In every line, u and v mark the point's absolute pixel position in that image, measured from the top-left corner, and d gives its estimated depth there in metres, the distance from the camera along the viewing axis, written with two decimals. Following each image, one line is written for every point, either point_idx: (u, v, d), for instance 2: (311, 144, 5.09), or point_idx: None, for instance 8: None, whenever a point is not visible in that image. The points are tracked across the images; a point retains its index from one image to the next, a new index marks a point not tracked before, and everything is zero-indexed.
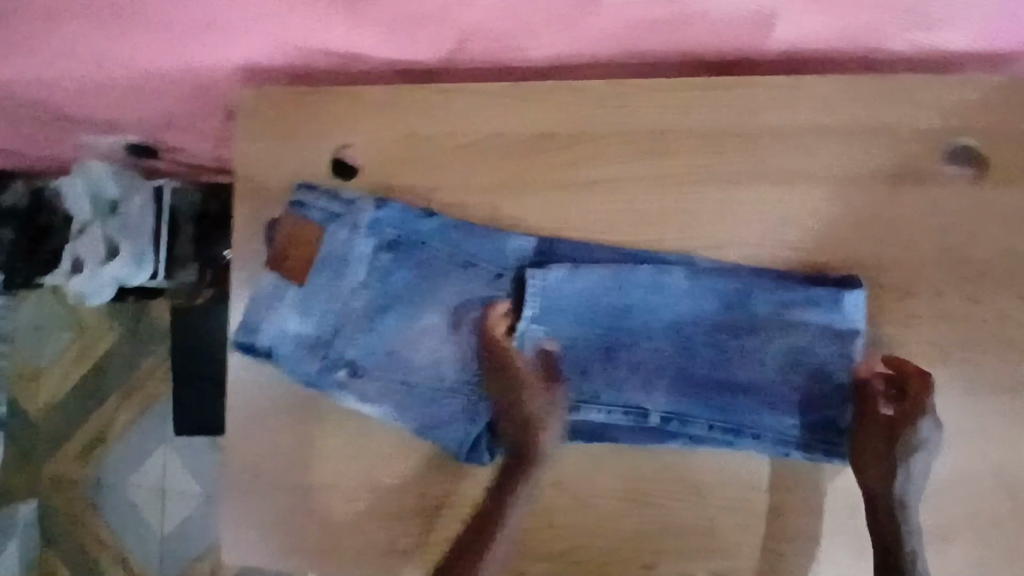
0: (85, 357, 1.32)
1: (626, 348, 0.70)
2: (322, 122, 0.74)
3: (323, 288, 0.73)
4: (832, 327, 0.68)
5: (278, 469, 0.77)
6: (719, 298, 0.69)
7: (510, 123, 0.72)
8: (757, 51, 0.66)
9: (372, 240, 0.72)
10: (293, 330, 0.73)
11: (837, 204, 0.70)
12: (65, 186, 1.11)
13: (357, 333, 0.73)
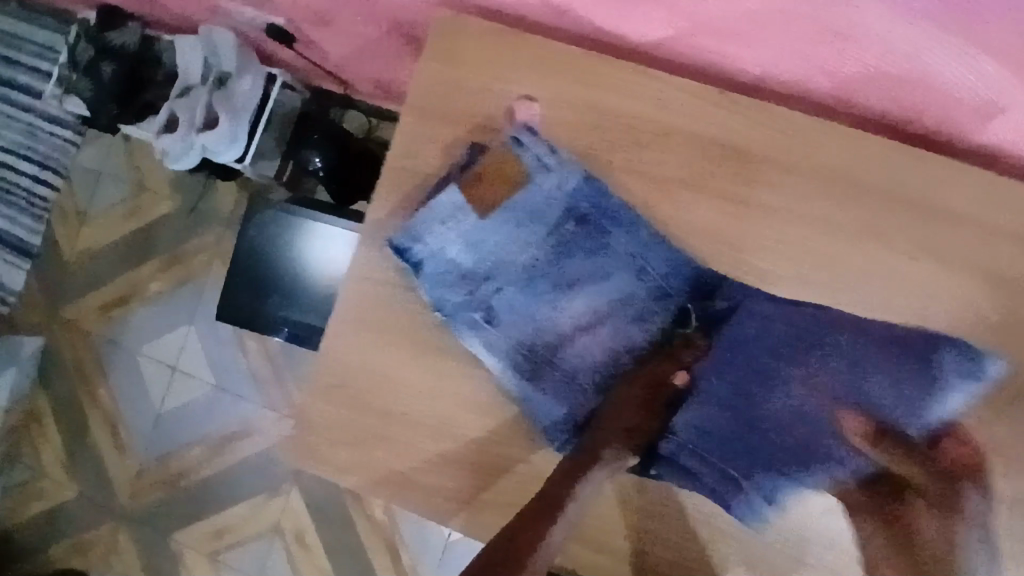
0: (136, 216, 1.30)
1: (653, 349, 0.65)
2: (483, 60, 0.65)
3: (501, 232, 0.65)
4: (919, 378, 0.61)
5: (358, 405, 0.68)
6: (785, 333, 0.64)
7: (702, 123, 0.63)
8: (963, 139, 0.61)
9: (565, 208, 0.65)
10: (452, 256, 0.65)
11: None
12: (182, 44, 1.08)
13: (509, 286, 0.66)
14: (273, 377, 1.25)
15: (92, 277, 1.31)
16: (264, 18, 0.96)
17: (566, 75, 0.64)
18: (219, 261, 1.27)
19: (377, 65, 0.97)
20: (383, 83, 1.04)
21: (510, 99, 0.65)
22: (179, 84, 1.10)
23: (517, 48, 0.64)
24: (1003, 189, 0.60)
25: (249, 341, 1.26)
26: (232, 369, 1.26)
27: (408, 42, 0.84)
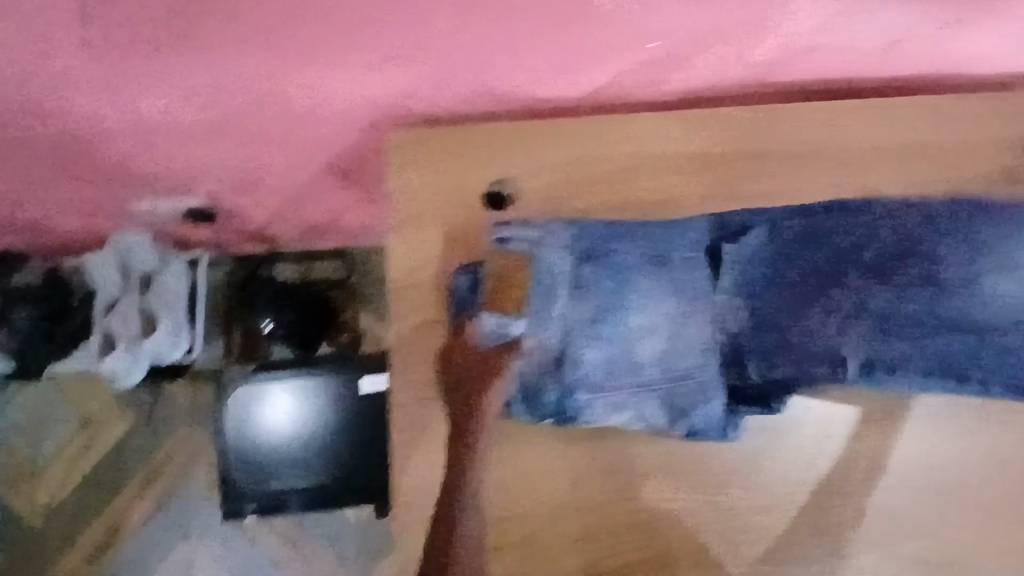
0: (90, 451, 1.20)
1: (578, 351, 0.61)
2: (453, 162, 0.66)
3: (613, 301, 0.62)
4: (649, 252, 0.63)
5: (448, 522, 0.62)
6: (586, 279, 0.62)
7: (665, 146, 0.65)
8: (870, 74, 0.66)
9: (637, 252, 0.63)
10: (597, 354, 0.61)
11: None
12: (91, 262, 1.03)
13: (677, 335, 0.62)
14: (297, 552, 1.18)
15: (64, 533, 1.19)
16: (179, 203, 0.93)
17: (523, 148, 0.66)
18: (196, 460, 1.19)
19: (305, 205, 0.96)
20: (310, 223, 1.03)
21: (488, 185, 0.66)
22: (99, 301, 1.05)
23: (470, 138, 0.66)
24: (953, 106, 0.64)
25: (258, 528, 1.18)
26: (250, 562, 1.18)
27: (339, 173, 0.85)
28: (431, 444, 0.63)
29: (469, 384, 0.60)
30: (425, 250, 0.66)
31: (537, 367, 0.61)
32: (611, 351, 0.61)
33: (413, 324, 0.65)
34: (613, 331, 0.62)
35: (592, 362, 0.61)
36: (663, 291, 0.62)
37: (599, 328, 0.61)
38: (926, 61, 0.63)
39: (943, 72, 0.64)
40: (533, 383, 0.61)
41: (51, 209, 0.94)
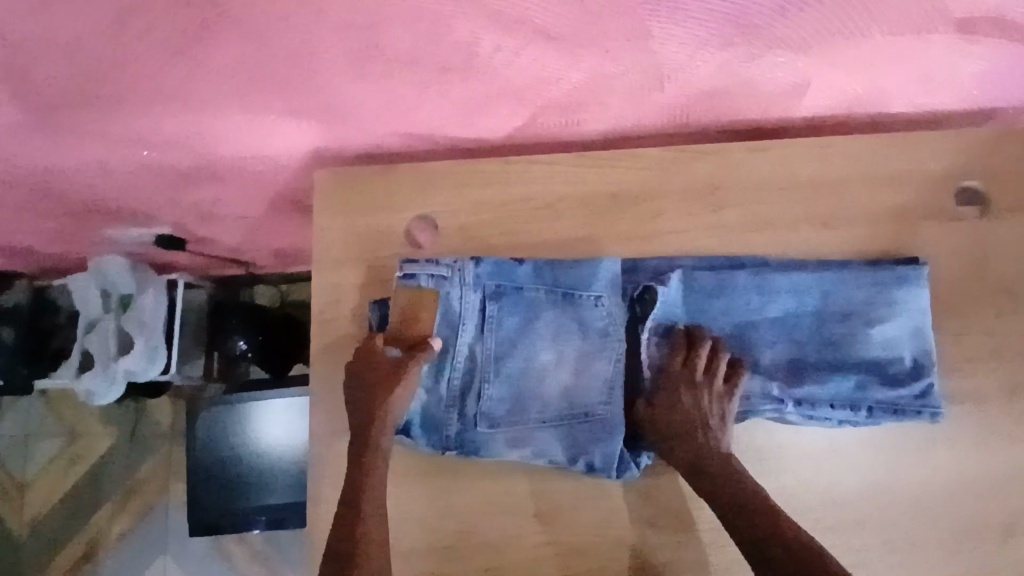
0: (76, 466, 1.26)
1: (480, 388, 0.63)
2: (377, 201, 0.69)
3: (517, 338, 0.63)
4: (557, 291, 0.63)
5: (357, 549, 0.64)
6: (491, 316, 0.63)
7: (579, 185, 0.67)
8: (780, 117, 0.67)
9: (544, 289, 0.64)
10: (498, 391, 0.62)
11: (893, 248, 0.67)
12: (74, 284, 1.08)
13: (580, 374, 0.62)
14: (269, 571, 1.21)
15: (49, 546, 1.24)
16: (149, 232, 0.98)
17: (443, 190, 0.68)
18: (174, 477, 1.23)
19: (270, 233, 1.00)
20: (279, 249, 1.08)
21: (408, 223, 0.68)
22: (82, 321, 1.09)
23: (391, 180, 0.69)
24: (851, 145, 0.67)
25: (232, 545, 1.22)
26: None
27: (293, 208, 0.89)
28: (348, 473, 0.66)
29: (367, 422, 0.60)
30: (348, 287, 0.68)
31: (441, 399, 0.63)
32: (514, 388, 0.62)
33: (334, 358, 0.67)
34: (516, 369, 0.63)
35: (494, 397, 0.62)
36: (569, 329, 0.63)
37: (504, 364, 0.63)
38: (826, 103, 0.65)
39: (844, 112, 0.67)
40: (436, 414, 0.63)
41: (30, 237, 0.99)
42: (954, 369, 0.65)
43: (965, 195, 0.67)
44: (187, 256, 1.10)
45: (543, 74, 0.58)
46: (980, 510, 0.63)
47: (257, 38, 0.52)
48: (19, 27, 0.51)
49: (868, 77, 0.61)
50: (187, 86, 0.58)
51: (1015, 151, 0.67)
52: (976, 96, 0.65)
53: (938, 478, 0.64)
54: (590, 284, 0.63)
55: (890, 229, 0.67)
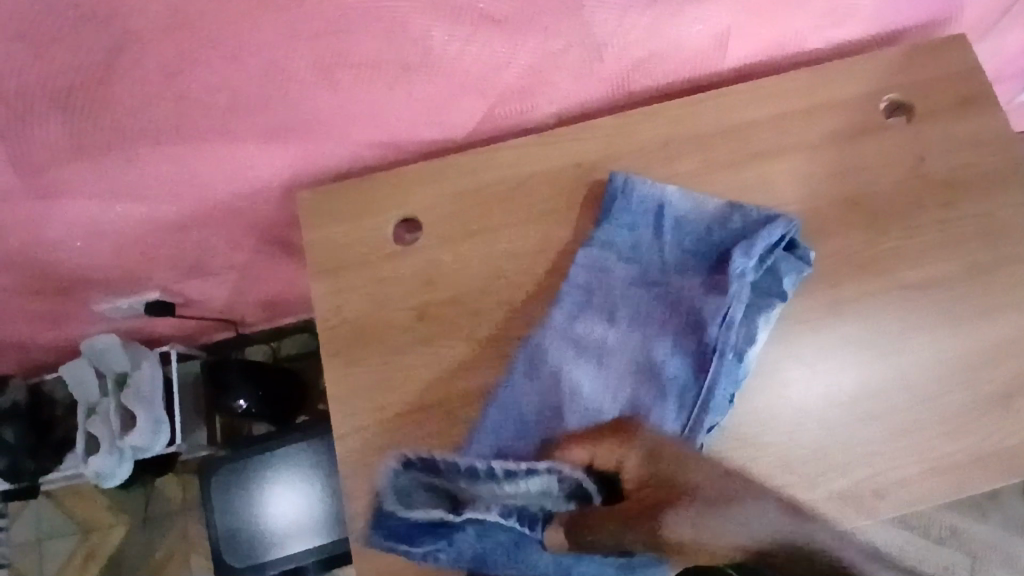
0: (93, 560, 1.25)
1: (655, 373, 0.66)
2: (364, 211, 0.75)
3: (612, 329, 0.67)
4: (584, 291, 0.68)
5: None
6: (597, 350, 0.67)
7: (542, 162, 0.74)
8: (709, 71, 0.75)
9: (579, 297, 0.68)
10: (659, 358, 0.66)
11: (826, 166, 0.74)
12: (68, 369, 1.08)
13: (669, 289, 0.67)
14: None
15: None
16: (139, 299, 1.01)
17: (423, 185, 0.75)
18: (195, 551, 1.23)
19: (258, 280, 1.04)
20: (267, 298, 1.11)
21: (393, 225, 0.74)
22: (80, 406, 1.10)
23: (376, 184, 0.75)
24: (775, 86, 0.75)
25: None
26: None
27: (278, 245, 0.94)
28: (372, 467, 0.68)
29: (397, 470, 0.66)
30: (348, 293, 0.73)
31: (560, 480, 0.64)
32: (663, 349, 0.66)
33: (344, 359, 0.71)
34: (643, 336, 0.67)
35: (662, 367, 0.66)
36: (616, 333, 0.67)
37: (641, 350, 0.67)
38: (744, 51, 0.73)
39: (764, 58, 0.75)
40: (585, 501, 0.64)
41: (22, 324, 1.02)
42: (907, 264, 0.71)
43: (884, 110, 0.75)
44: (179, 323, 1.13)
45: (492, 59, 0.64)
46: (970, 380, 0.68)
47: (234, 62, 0.58)
48: (14, 83, 0.56)
49: (778, 19, 0.69)
50: (172, 122, 0.64)
51: (916, 64, 0.76)
52: (869, 23, 0.74)
53: (918, 366, 0.69)
54: (593, 273, 0.69)
55: (827, 150, 0.74)
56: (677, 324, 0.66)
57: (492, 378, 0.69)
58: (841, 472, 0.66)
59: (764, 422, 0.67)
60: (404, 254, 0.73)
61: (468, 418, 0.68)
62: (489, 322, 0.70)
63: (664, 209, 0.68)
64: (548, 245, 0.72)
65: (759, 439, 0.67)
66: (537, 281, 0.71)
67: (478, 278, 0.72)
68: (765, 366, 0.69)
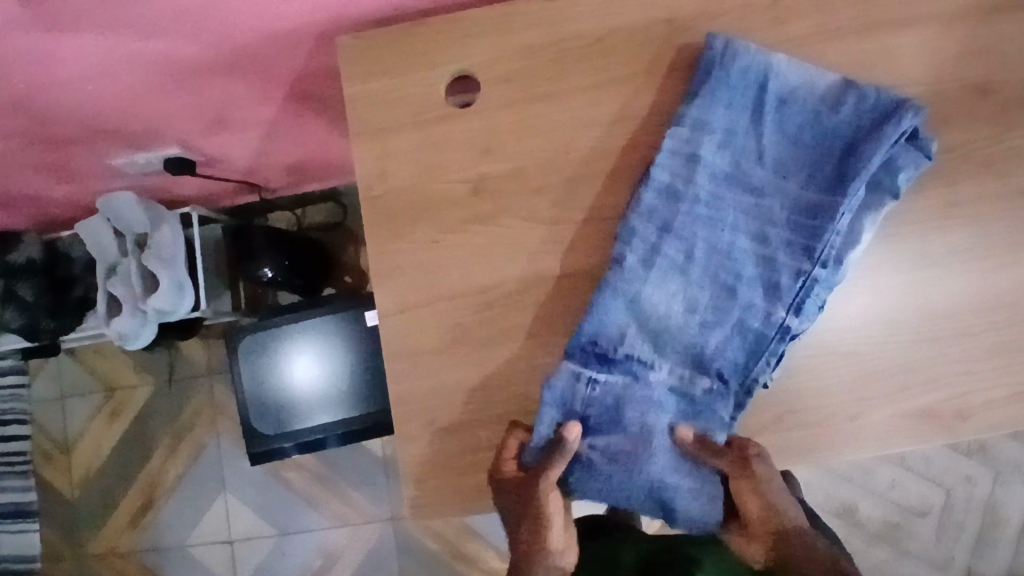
0: (118, 418, 1.25)
1: (744, 287, 0.59)
2: (412, 64, 0.64)
3: (699, 235, 0.59)
4: (670, 188, 0.59)
5: (444, 425, 0.62)
6: (680, 257, 0.59)
7: (622, 16, 0.63)
8: None
9: (665, 194, 0.59)
10: (750, 273, 0.58)
11: (955, 39, 0.62)
12: (85, 227, 1.03)
13: (768, 188, 0.59)
14: (331, 494, 1.20)
15: (105, 501, 1.24)
16: (156, 155, 0.93)
17: (483, 38, 0.64)
18: (220, 415, 1.22)
19: (282, 140, 0.96)
20: (291, 159, 1.03)
21: (447, 82, 0.65)
22: (100, 267, 1.05)
23: (425, 34, 0.64)
24: None
25: (288, 475, 1.21)
26: (287, 508, 1.21)
27: (306, 100, 0.84)
28: (420, 354, 0.63)
29: (473, 379, 0.62)
30: (393, 161, 0.64)
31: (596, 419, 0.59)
32: (760, 258, 0.58)
33: (389, 234, 0.64)
34: (741, 242, 0.59)
35: (752, 281, 0.58)
36: (703, 234, 0.59)
37: (731, 260, 0.59)
38: None
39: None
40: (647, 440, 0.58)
41: (32, 175, 0.94)
42: None
43: None
44: (198, 182, 1.05)
45: None
46: None
47: None
48: None
49: None
50: None
51: None
52: None
53: None
54: (685, 158, 0.59)
55: (959, 19, 0.62)
56: (781, 227, 0.58)
57: (551, 264, 0.62)
58: (923, 392, 0.61)
59: (843, 333, 0.61)
60: (458, 118, 0.64)
61: (526, 303, 0.62)
62: (551, 201, 0.63)
63: (769, 83, 0.58)
64: (624, 116, 0.63)
65: (835, 349, 0.61)
66: (610, 158, 0.63)
67: (543, 150, 0.63)
68: (856, 273, 0.61)
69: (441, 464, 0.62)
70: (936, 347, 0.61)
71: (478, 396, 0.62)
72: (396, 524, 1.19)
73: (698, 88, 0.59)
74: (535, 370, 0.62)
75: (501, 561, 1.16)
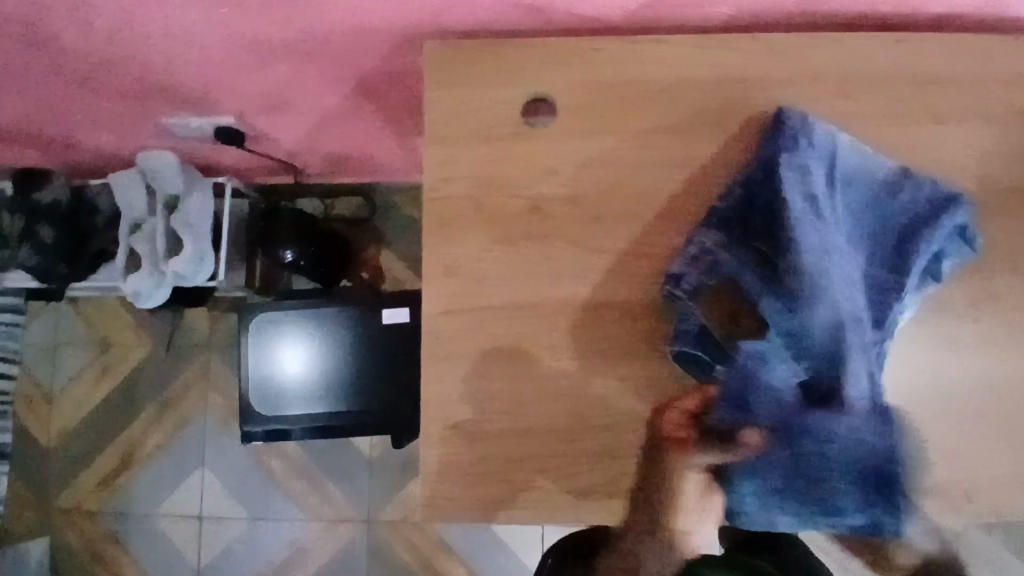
0: (109, 376, 1.23)
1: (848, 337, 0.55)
2: (493, 79, 0.66)
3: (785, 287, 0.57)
4: (741, 234, 0.59)
5: (468, 433, 0.63)
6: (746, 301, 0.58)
7: (701, 69, 0.65)
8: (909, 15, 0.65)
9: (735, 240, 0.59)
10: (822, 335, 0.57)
11: (1008, 146, 0.65)
12: (118, 180, 1.03)
13: None
14: (311, 486, 1.19)
15: (80, 457, 1.22)
16: (208, 122, 0.94)
17: (566, 66, 0.66)
18: (212, 390, 1.21)
19: (333, 130, 0.97)
20: (335, 149, 1.04)
21: (524, 102, 0.66)
22: (125, 221, 1.04)
23: (510, 53, 0.66)
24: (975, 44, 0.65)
25: (271, 460, 1.20)
26: (264, 492, 1.20)
27: (369, 96, 0.86)
28: (456, 358, 0.64)
29: (504, 392, 0.63)
30: (459, 168, 0.66)
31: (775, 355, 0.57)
32: None
33: (444, 238, 0.65)
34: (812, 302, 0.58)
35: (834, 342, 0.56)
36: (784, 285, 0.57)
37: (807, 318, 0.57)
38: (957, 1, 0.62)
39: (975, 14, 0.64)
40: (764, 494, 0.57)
41: (80, 122, 0.95)
42: None
43: None
44: (238, 156, 1.06)
45: None
46: None
47: None
48: None
49: None
50: None
51: None
52: None
53: None
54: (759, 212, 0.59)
55: (1014, 128, 0.65)
56: None
57: (598, 292, 0.64)
58: (941, 474, 0.62)
59: None
60: (528, 138, 0.66)
61: (567, 326, 0.64)
62: (607, 233, 0.64)
63: (839, 157, 0.60)
64: (689, 163, 0.65)
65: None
66: (669, 201, 0.64)
67: (607, 183, 0.65)
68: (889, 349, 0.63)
69: (459, 471, 0.63)
70: (955, 432, 0.63)
71: (507, 409, 0.63)
72: (371, 526, 1.18)
73: (773, 148, 0.61)
74: (566, 393, 0.63)
75: None
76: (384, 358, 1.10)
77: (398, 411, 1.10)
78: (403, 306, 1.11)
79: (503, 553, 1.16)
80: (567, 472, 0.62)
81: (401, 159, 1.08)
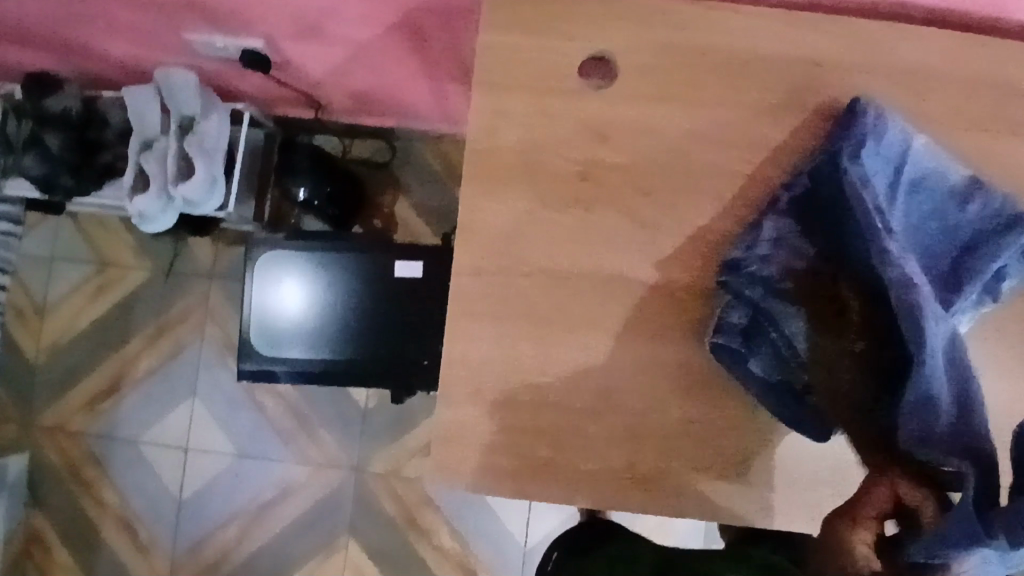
0: (104, 296, 1.20)
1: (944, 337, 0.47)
2: (552, 31, 0.62)
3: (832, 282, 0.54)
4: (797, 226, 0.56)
5: (487, 398, 0.61)
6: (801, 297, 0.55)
7: (772, 46, 0.62)
8: (999, 14, 0.61)
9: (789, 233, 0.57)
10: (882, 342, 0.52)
11: None
12: (133, 95, 0.99)
13: None
14: (301, 429, 1.17)
15: (67, 375, 1.19)
16: (235, 44, 0.89)
17: (633, 26, 0.62)
18: (210, 322, 1.18)
19: (365, 67, 0.92)
20: (364, 87, 0.99)
21: (583, 58, 0.62)
22: (136, 138, 1.00)
23: (575, 4, 0.62)
24: None
25: (263, 400, 1.18)
26: (252, 431, 1.18)
27: (411, 34, 0.81)
28: (482, 320, 0.61)
29: (528, 362, 0.61)
30: (506, 122, 0.62)
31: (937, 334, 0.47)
32: None
33: (484, 194, 0.62)
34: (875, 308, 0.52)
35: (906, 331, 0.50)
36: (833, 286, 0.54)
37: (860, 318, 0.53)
38: None
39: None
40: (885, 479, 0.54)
41: (99, 27, 0.89)
42: None
43: None
44: (261, 83, 1.01)
45: None
46: None
47: None
48: None
49: None
50: None
51: None
52: None
53: None
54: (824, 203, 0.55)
55: None
56: None
57: (637, 268, 0.61)
58: None
59: None
60: (584, 97, 0.62)
61: (601, 300, 0.61)
62: (654, 207, 0.61)
63: (910, 157, 0.57)
64: (748, 144, 0.61)
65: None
66: (723, 181, 0.61)
67: (660, 154, 0.62)
68: None
69: (475, 437, 0.60)
70: None
71: (529, 379, 0.61)
72: (359, 476, 1.17)
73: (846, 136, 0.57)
74: (592, 367, 0.61)
75: (453, 539, 1.15)
76: (389, 310, 1.07)
77: (399, 364, 1.07)
78: (416, 259, 1.07)
79: (489, 516, 1.15)
80: (585, 448, 0.60)
81: (431, 105, 1.04)
